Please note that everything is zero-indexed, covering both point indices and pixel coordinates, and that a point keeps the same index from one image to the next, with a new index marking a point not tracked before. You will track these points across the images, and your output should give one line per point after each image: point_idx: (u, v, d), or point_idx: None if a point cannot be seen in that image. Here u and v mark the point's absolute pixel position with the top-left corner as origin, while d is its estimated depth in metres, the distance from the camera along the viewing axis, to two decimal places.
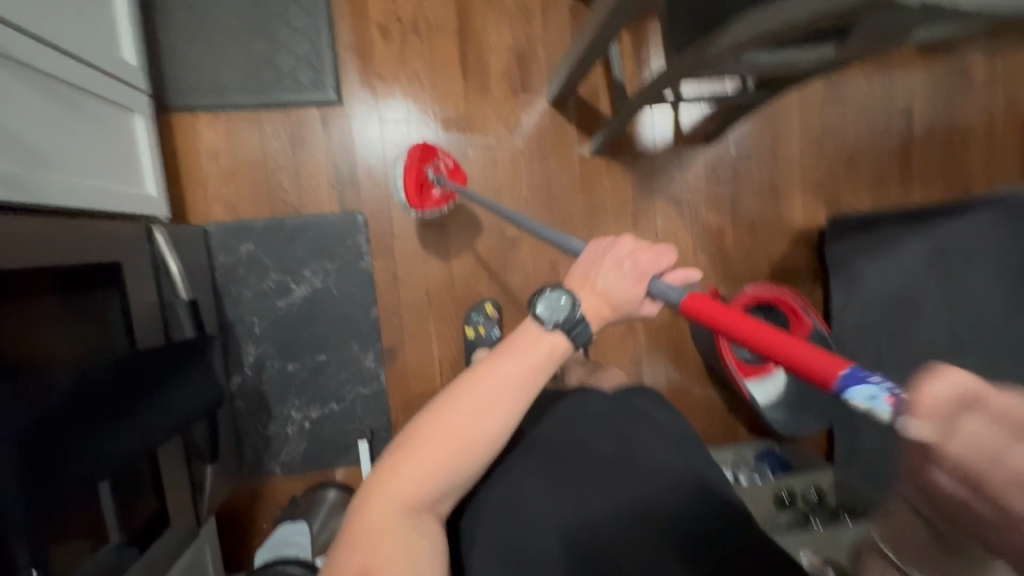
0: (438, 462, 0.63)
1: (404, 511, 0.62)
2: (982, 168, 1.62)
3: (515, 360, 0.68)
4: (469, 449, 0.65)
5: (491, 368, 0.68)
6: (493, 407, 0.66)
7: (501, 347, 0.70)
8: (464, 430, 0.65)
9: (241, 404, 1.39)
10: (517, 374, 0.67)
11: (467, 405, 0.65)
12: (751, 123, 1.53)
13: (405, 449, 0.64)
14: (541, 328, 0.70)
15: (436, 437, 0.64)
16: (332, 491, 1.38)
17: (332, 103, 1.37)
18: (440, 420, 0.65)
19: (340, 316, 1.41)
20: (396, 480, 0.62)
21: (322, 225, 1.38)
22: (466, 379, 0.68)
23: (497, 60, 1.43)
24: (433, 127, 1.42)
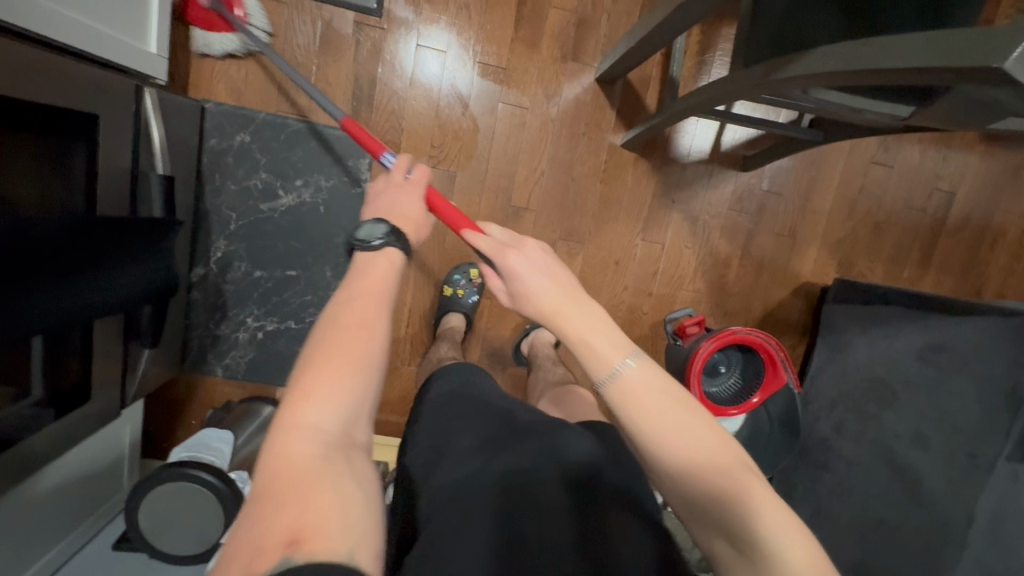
0: (352, 387, 0.55)
1: (325, 449, 0.52)
2: (1001, 273, 1.58)
3: (361, 279, 0.63)
4: (363, 362, 0.56)
5: (367, 285, 0.63)
6: (368, 319, 0.59)
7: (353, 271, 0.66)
8: (356, 348, 0.57)
9: (197, 296, 1.33)
10: (375, 291, 0.63)
11: (353, 326, 0.58)
12: (791, 162, 1.46)
13: (303, 386, 0.54)
14: (373, 247, 0.67)
15: (337, 356, 0.56)
16: (268, 407, 1.36)
17: (370, 12, 1.26)
18: (336, 344, 0.56)
19: (321, 236, 1.34)
20: (302, 419, 0.52)
21: (327, 137, 1.30)
22: (336, 303, 0.61)
23: (556, 17, 1.32)
24: (469, 69, 1.32)
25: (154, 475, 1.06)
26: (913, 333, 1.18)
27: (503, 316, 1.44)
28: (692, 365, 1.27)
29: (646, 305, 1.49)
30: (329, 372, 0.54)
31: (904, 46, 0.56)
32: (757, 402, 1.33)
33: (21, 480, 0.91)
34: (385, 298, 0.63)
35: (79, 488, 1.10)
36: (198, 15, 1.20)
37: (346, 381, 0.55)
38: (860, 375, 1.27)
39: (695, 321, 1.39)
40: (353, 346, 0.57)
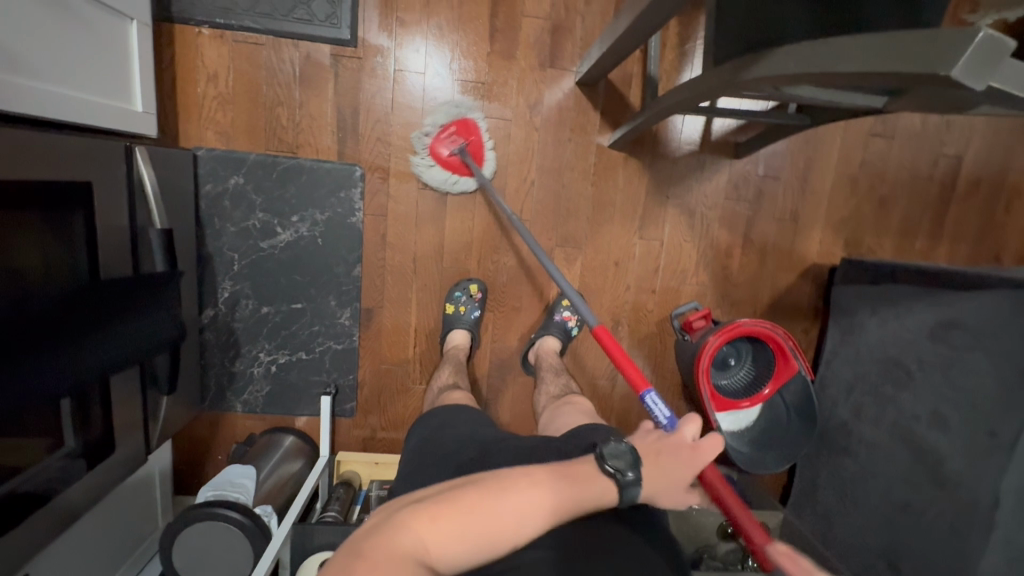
0: (469, 543, 0.56)
1: (417, 573, 0.52)
2: (1018, 236, 1.52)
3: (571, 488, 0.63)
4: (490, 539, 0.56)
5: (585, 497, 0.63)
6: (529, 512, 0.59)
7: (562, 478, 0.64)
8: (500, 520, 0.57)
9: (210, 336, 1.38)
10: (566, 499, 0.62)
11: (519, 511, 0.58)
12: (786, 144, 1.42)
13: (443, 503, 0.57)
14: (607, 472, 0.66)
15: (474, 514, 0.57)
16: (290, 437, 1.41)
17: (345, 43, 1.27)
18: (487, 500, 0.58)
19: (321, 268, 1.37)
20: (421, 533, 0.54)
21: (318, 171, 1.32)
22: (518, 476, 0.61)
23: (530, 26, 1.31)
24: (449, 90, 1.32)
25: (183, 516, 1.10)
26: (925, 310, 1.15)
27: (508, 328, 1.45)
28: (699, 362, 1.26)
29: (651, 303, 1.48)
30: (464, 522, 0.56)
31: (861, 46, 0.54)
32: (770, 394, 1.33)
33: (58, 534, 0.96)
34: (558, 506, 0.61)
35: (115, 532, 1.15)
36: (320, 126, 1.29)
37: (476, 551, 0.56)
38: (874, 358, 1.25)
39: (701, 315, 1.38)
40: (497, 530, 0.57)
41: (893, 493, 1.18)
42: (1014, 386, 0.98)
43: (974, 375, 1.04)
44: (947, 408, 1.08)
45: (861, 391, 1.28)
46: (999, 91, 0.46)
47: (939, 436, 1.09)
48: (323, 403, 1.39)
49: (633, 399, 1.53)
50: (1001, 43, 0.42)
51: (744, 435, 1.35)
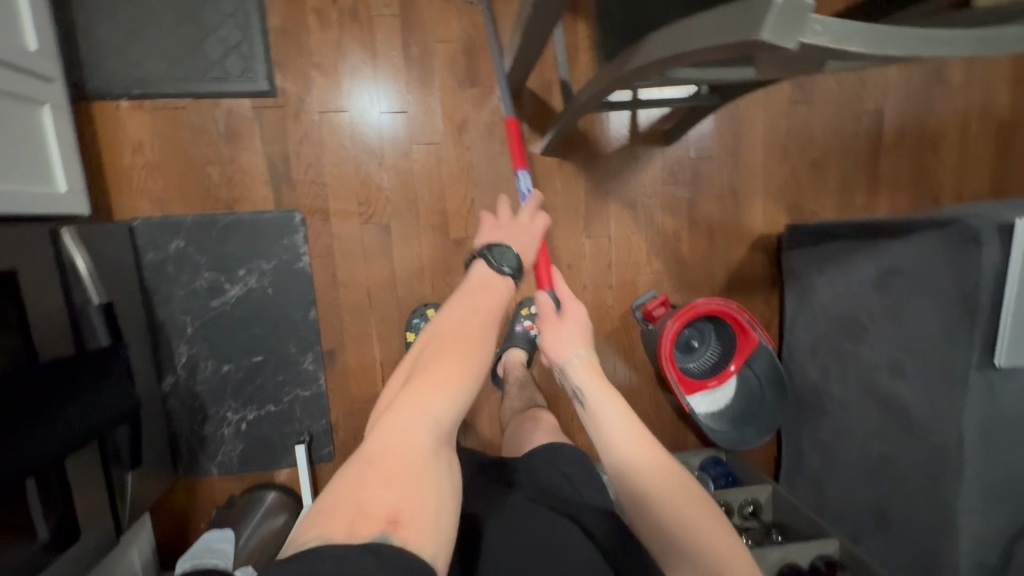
0: (442, 411, 0.63)
1: (422, 454, 0.60)
2: (952, 176, 1.57)
3: (483, 335, 0.70)
4: (457, 393, 0.64)
5: (478, 362, 0.67)
6: (474, 364, 0.67)
7: (463, 308, 0.73)
8: (460, 374, 0.65)
9: (174, 404, 1.36)
10: (485, 341, 0.70)
11: (457, 363, 0.66)
12: (711, 124, 1.46)
13: (417, 389, 0.64)
14: (496, 271, 0.80)
15: (437, 375, 0.64)
16: (271, 492, 1.37)
17: (265, 94, 1.29)
18: (433, 366, 0.66)
19: (276, 317, 1.37)
20: (410, 419, 0.61)
21: (258, 221, 1.33)
22: (444, 341, 0.68)
23: (443, 50, 1.34)
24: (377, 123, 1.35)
25: None
26: (865, 262, 1.17)
27: None
28: (661, 348, 1.26)
29: (610, 299, 1.49)
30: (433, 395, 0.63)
31: (701, 27, 0.56)
32: (735, 369, 1.35)
33: None
34: (486, 343, 0.70)
35: None
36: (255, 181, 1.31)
37: (444, 406, 0.63)
38: (830, 317, 1.27)
39: (659, 301, 1.38)
40: (451, 381, 0.64)
41: (870, 446, 1.18)
42: (958, 322, 1.00)
43: (920, 318, 1.06)
44: (903, 354, 1.10)
45: (825, 351, 1.30)
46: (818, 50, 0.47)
47: (901, 382, 1.10)
48: (299, 452, 1.37)
49: None
50: (804, 4, 0.42)
51: (722, 414, 1.35)
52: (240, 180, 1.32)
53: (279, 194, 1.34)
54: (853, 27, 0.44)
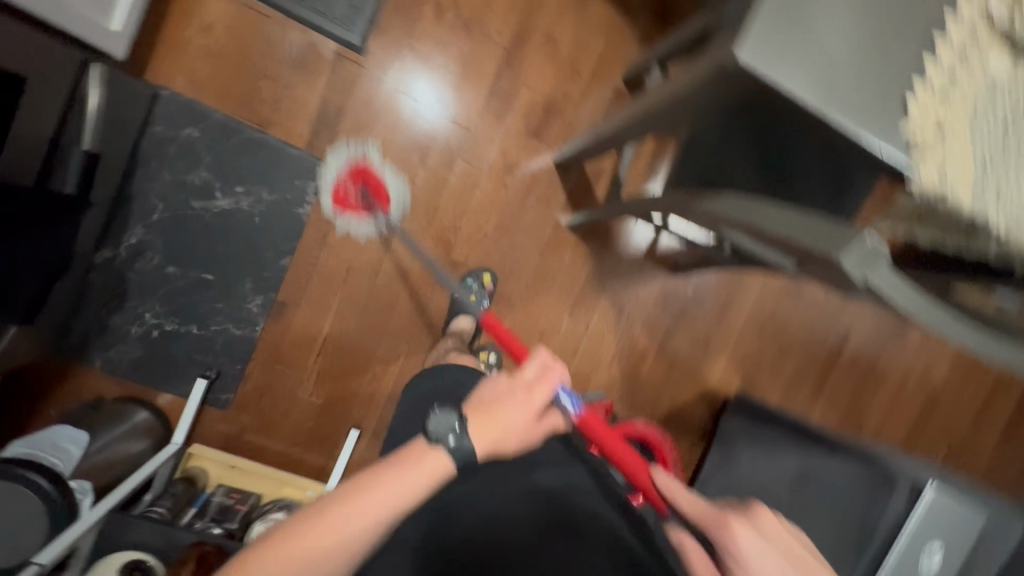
0: (320, 563, 0.58)
1: None
2: (878, 416, 1.73)
3: (396, 482, 0.62)
4: (335, 559, 0.59)
5: (393, 496, 0.61)
6: (359, 530, 0.59)
7: (394, 461, 0.64)
8: (336, 542, 0.58)
9: (95, 279, 1.25)
10: (382, 509, 0.60)
11: (327, 536, 0.58)
12: (715, 275, 1.57)
13: (289, 531, 0.58)
14: (434, 445, 0.64)
15: (318, 538, 0.58)
16: (142, 413, 1.26)
17: (352, 47, 1.30)
18: (322, 517, 0.59)
19: (248, 247, 1.30)
20: (267, 564, 0.57)
21: (281, 152, 1.29)
22: (353, 485, 0.61)
23: (528, 96, 1.39)
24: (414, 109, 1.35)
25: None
26: (790, 458, 1.26)
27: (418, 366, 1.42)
28: None
29: None
30: (327, 540, 0.58)
31: (791, 218, 0.67)
32: None
33: None
34: (395, 509, 0.61)
35: None
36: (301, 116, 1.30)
37: (311, 564, 0.58)
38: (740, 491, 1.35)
39: (603, 406, 1.42)
40: (312, 557, 0.58)
41: None
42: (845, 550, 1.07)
43: (815, 530, 1.14)
44: None
45: None
46: (877, 289, 0.56)
47: None
48: (196, 386, 1.28)
49: None
50: (881, 256, 0.55)
51: None
52: (286, 107, 1.29)
53: (315, 139, 1.31)
54: (909, 287, 0.55)
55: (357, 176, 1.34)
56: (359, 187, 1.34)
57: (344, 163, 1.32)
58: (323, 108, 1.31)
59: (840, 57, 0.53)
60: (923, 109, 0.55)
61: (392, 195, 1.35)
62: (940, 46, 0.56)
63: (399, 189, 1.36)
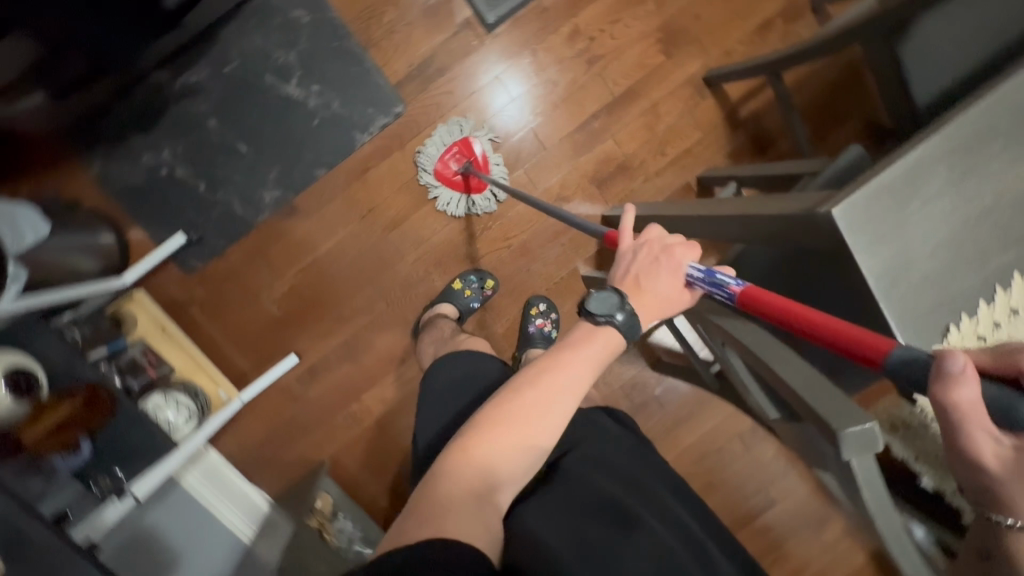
0: (525, 440, 0.60)
1: (472, 497, 0.57)
2: None
3: (577, 356, 0.65)
4: (535, 432, 0.61)
5: (570, 365, 0.64)
6: (551, 404, 0.62)
7: (565, 344, 0.67)
8: (535, 416, 0.61)
9: (139, 94, 1.23)
10: (576, 374, 0.64)
11: (527, 411, 0.61)
12: (687, 389, 1.59)
13: (489, 420, 0.61)
14: (598, 322, 0.66)
15: (517, 413, 0.61)
16: (107, 237, 1.22)
17: (483, 23, 1.32)
18: (513, 398, 0.62)
19: (292, 142, 1.29)
20: (478, 448, 0.59)
21: (369, 76, 1.30)
22: (534, 367, 0.65)
23: (610, 147, 1.42)
24: (500, 88, 1.36)
25: None
26: None
27: (384, 328, 1.40)
28: None
29: None
30: (512, 427, 0.60)
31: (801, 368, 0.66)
32: None
33: None
34: (581, 385, 0.64)
35: None
36: (406, 56, 1.31)
37: (514, 444, 0.60)
38: None
39: None
40: (516, 429, 0.60)
41: None
42: None
43: None
44: None
45: None
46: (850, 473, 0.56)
47: None
48: (172, 240, 1.26)
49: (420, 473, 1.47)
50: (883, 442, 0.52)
51: None
52: (397, 40, 1.31)
53: (407, 81, 1.32)
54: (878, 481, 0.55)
55: (469, 148, 1.35)
56: (463, 162, 1.35)
57: (454, 138, 1.34)
58: (429, 59, 1.32)
59: (916, 264, 0.56)
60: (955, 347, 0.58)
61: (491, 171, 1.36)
62: (1000, 291, 0.59)
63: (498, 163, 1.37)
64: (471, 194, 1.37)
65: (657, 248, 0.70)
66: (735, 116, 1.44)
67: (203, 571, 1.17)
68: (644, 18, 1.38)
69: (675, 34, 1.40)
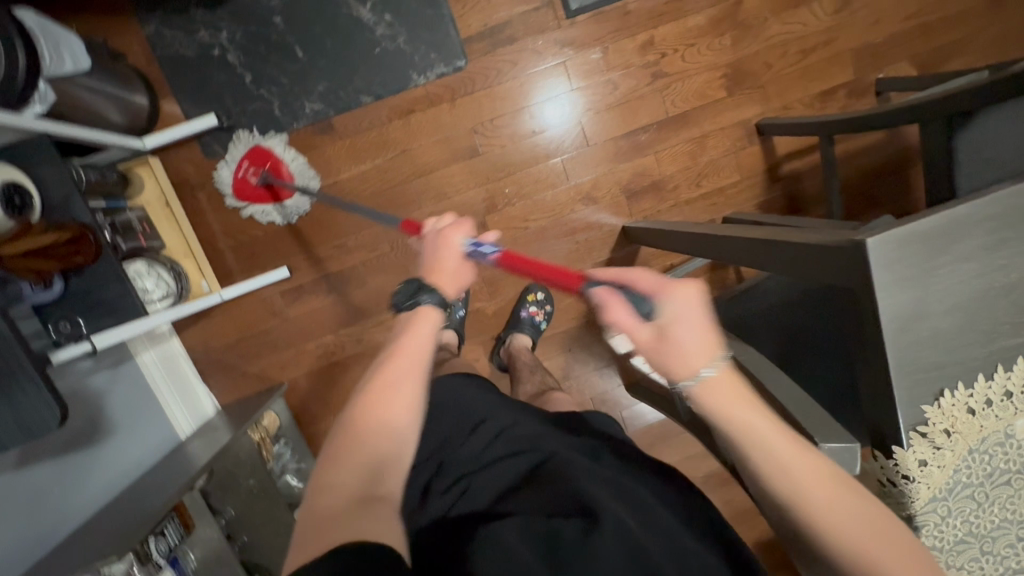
0: (389, 424, 0.58)
1: (355, 501, 0.52)
2: None
3: (418, 334, 0.65)
4: (392, 411, 0.59)
5: (410, 342, 0.64)
6: (396, 381, 0.60)
7: (398, 334, 0.66)
8: (390, 394, 0.59)
9: None
10: (421, 348, 0.64)
11: (389, 396, 0.59)
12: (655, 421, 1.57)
13: (347, 426, 0.57)
14: (421, 303, 0.68)
15: (375, 404, 0.58)
16: (140, 98, 1.21)
17: (565, 7, 1.33)
18: (370, 395, 0.59)
19: (348, 62, 1.28)
20: (348, 453, 0.55)
21: (442, 23, 1.30)
22: (378, 359, 0.63)
23: (650, 163, 1.43)
24: (552, 82, 1.37)
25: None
26: None
27: (380, 270, 1.39)
28: None
29: None
30: (382, 410, 0.58)
31: None
32: None
33: None
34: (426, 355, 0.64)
35: None
36: (482, 16, 1.32)
37: (383, 431, 0.57)
38: None
39: None
40: (375, 415, 0.58)
41: None
42: None
43: None
44: None
45: None
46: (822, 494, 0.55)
47: None
48: (201, 120, 1.24)
49: None
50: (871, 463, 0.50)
51: None
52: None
53: (475, 39, 1.33)
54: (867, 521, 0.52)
55: (261, 158, 1.30)
56: (261, 171, 1.30)
57: (243, 152, 1.29)
58: (504, 25, 1.33)
59: (929, 317, 0.56)
60: (943, 413, 0.59)
61: (296, 180, 1.31)
62: (1001, 370, 0.59)
63: (302, 169, 1.31)
64: (282, 203, 1.32)
65: (434, 235, 0.74)
66: (776, 171, 1.46)
67: (130, 450, 1.15)
68: (719, 51, 1.39)
69: (743, 76, 1.41)
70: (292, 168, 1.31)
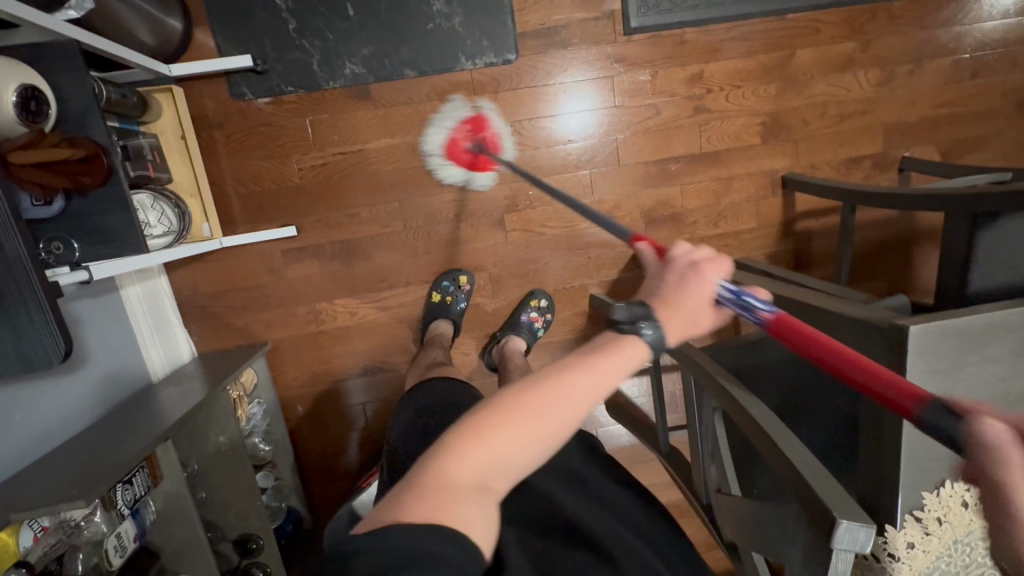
0: (531, 442, 0.52)
1: (471, 489, 0.50)
2: None
3: (601, 358, 0.56)
4: (542, 432, 0.53)
5: (592, 370, 0.55)
6: (565, 400, 0.53)
7: (592, 347, 0.57)
8: (554, 416, 0.53)
9: None
10: (606, 379, 0.55)
11: (551, 408, 0.53)
12: (626, 444, 1.58)
13: (495, 415, 0.53)
14: (639, 332, 0.57)
15: (534, 416, 0.52)
16: (174, 23, 1.15)
17: (625, 23, 1.32)
18: (526, 399, 0.53)
19: (398, 32, 1.25)
20: (484, 444, 0.51)
21: (501, 12, 1.27)
22: (557, 363, 0.56)
23: (673, 193, 1.44)
24: (575, 93, 1.35)
25: None
26: None
27: (387, 246, 1.36)
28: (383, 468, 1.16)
29: None
30: (513, 424, 0.52)
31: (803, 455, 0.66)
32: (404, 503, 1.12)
33: None
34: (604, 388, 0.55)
35: None
36: (541, 15, 1.30)
37: (527, 443, 0.52)
38: None
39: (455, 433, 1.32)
40: (531, 424, 0.52)
41: None
42: None
43: None
44: None
45: None
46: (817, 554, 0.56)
47: None
48: (234, 59, 1.18)
49: (349, 398, 1.42)
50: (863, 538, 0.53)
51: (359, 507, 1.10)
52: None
53: (530, 36, 1.31)
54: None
55: (479, 126, 1.32)
56: (475, 139, 1.32)
57: (458, 119, 1.31)
58: (560, 29, 1.31)
59: None
60: (941, 501, 0.62)
61: (502, 147, 1.33)
62: None
63: (511, 137, 1.34)
64: (473, 172, 1.34)
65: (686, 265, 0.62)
66: (791, 225, 1.49)
67: (98, 384, 1.10)
68: (762, 98, 1.41)
69: (779, 127, 1.43)
70: (503, 142, 1.34)
